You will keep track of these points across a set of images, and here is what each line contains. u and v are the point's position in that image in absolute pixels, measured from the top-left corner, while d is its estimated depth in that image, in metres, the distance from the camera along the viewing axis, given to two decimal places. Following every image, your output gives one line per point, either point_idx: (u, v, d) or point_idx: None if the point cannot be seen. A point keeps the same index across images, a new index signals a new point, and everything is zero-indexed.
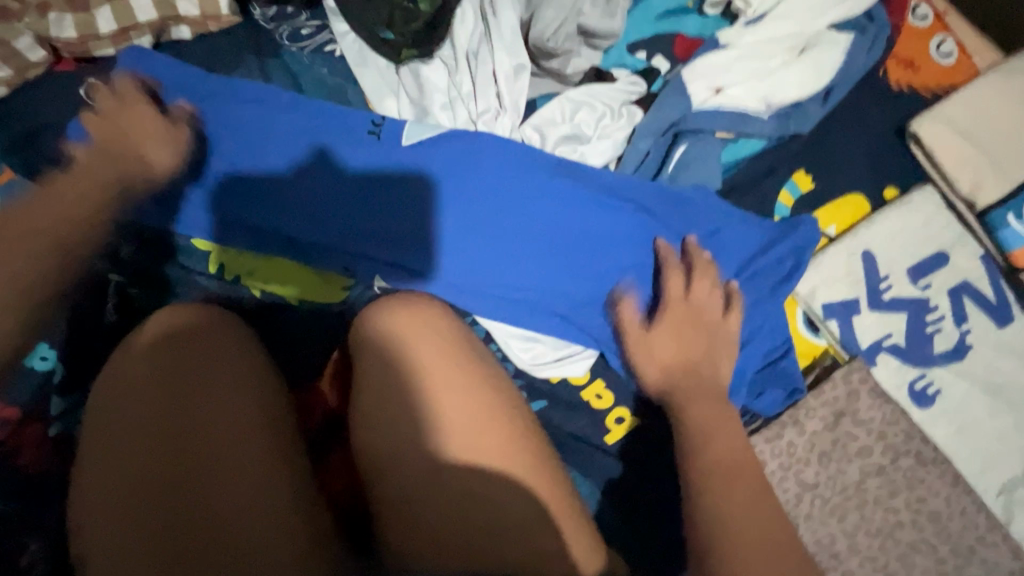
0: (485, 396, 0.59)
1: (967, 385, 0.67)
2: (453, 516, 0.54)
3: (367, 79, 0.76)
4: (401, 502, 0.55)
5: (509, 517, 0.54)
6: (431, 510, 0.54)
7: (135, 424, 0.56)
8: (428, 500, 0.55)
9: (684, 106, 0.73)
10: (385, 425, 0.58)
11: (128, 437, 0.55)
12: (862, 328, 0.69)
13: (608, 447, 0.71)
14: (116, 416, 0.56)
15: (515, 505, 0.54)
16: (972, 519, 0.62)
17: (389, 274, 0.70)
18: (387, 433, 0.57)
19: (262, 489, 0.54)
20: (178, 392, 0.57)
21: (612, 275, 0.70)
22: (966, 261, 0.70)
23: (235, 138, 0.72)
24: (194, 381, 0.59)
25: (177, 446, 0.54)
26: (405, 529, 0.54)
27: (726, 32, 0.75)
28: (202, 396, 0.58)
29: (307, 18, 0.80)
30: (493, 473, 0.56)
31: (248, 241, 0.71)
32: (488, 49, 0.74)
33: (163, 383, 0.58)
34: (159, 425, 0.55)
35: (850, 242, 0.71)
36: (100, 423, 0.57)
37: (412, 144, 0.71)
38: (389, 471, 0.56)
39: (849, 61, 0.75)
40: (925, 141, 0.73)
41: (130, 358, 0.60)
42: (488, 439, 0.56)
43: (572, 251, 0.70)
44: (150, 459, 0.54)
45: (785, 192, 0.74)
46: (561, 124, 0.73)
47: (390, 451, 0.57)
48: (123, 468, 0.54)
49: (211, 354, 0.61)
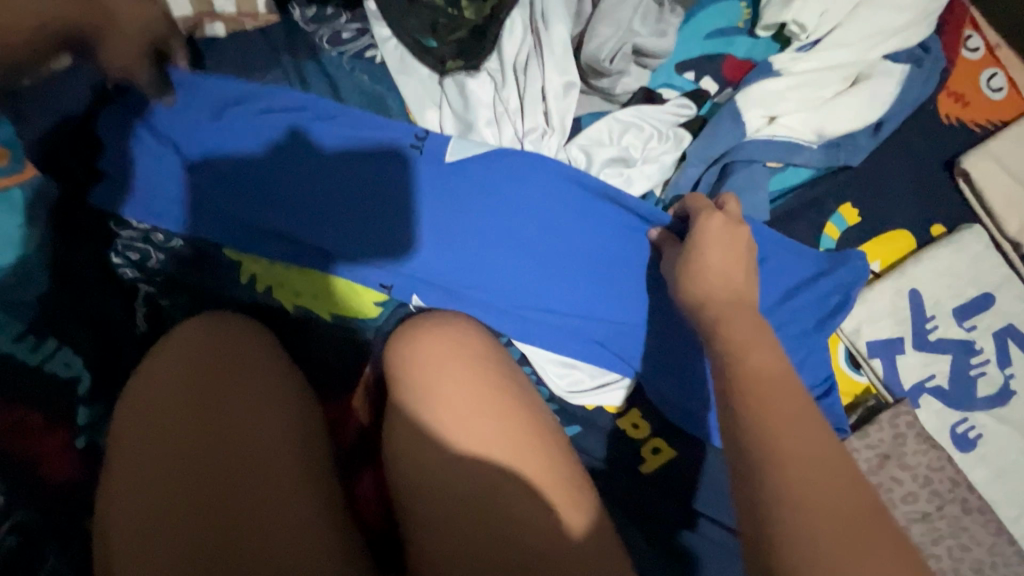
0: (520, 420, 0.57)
1: (1010, 431, 0.66)
2: (492, 544, 0.51)
3: (409, 88, 0.73)
4: (437, 524, 0.53)
5: (550, 548, 0.51)
6: (469, 532, 0.52)
7: (160, 435, 0.53)
8: (464, 523, 0.52)
9: (735, 134, 0.71)
10: (422, 447, 0.55)
11: (151, 448, 0.52)
12: (906, 368, 0.68)
13: (644, 477, 0.70)
14: (149, 422, 0.54)
15: (555, 537, 0.51)
16: (1014, 568, 0.61)
17: (427, 293, 0.69)
18: (424, 457, 0.55)
19: (294, 506, 0.52)
20: (204, 401, 0.55)
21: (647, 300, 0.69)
22: (1014, 303, 0.70)
23: (260, 137, 0.70)
24: (221, 390, 0.57)
25: (214, 457, 0.52)
26: (447, 556, 0.52)
27: (779, 57, 0.73)
28: (230, 407, 0.56)
29: (346, 21, 0.77)
30: (533, 502, 0.53)
31: (287, 252, 0.69)
32: (537, 65, 0.72)
33: (188, 392, 0.56)
34: (196, 433, 0.53)
35: (898, 279, 0.70)
36: (121, 433, 0.54)
37: (458, 159, 0.69)
38: (428, 494, 0.54)
39: (904, 93, 0.73)
40: (975, 180, 0.73)
41: (153, 364, 0.58)
42: (528, 461, 0.54)
43: (605, 275, 0.69)
44: (186, 469, 0.51)
45: (831, 225, 0.73)
46: (608, 147, 0.71)
47: (430, 475, 0.54)
48: (157, 476, 0.51)
49: (238, 362, 0.59)
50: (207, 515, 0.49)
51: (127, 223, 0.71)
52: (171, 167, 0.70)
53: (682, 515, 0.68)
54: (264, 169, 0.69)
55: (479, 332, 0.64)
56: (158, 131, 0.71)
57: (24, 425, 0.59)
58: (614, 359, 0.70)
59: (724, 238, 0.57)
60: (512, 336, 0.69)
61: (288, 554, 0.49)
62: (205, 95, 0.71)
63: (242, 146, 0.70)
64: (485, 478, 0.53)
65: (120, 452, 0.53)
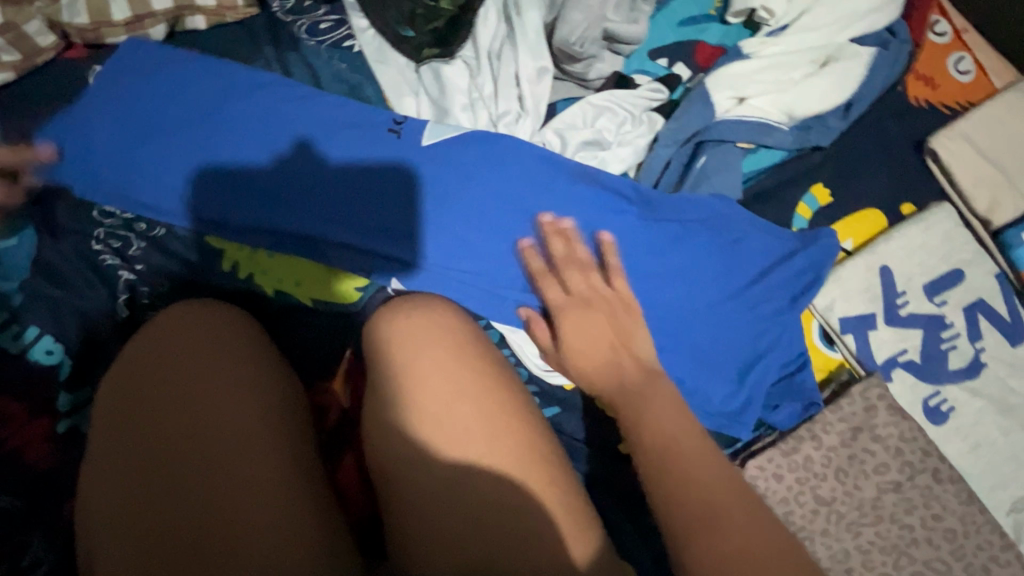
0: (494, 400, 0.56)
1: (981, 403, 0.67)
2: (466, 524, 0.51)
3: (388, 77, 0.75)
4: (418, 504, 0.53)
5: (519, 526, 0.51)
6: (447, 513, 0.52)
7: (133, 432, 0.53)
8: (436, 505, 0.52)
9: (707, 116, 0.73)
10: (394, 430, 0.55)
11: (125, 439, 0.53)
12: (879, 343, 0.69)
13: (620, 455, 0.70)
14: (123, 414, 0.54)
15: (525, 513, 0.52)
16: (987, 536, 0.61)
17: (406, 277, 0.69)
18: (397, 439, 0.55)
19: (268, 497, 0.50)
20: (173, 397, 0.54)
21: (642, 282, 0.67)
22: (984, 279, 0.71)
23: (257, 122, 0.72)
24: (190, 383, 0.55)
25: (182, 445, 0.52)
26: (423, 536, 0.51)
27: (748, 42, 0.75)
28: (199, 399, 0.54)
29: (325, 13, 0.78)
30: (503, 482, 0.53)
31: (266, 240, 0.70)
32: (513, 51, 0.73)
33: (160, 378, 0.56)
34: (166, 421, 0.53)
35: (869, 256, 0.71)
36: (100, 430, 0.55)
37: (434, 143, 0.70)
38: (403, 475, 0.54)
39: (872, 74, 0.75)
40: (943, 160, 0.74)
41: (127, 361, 0.58)
42: (504, 444, 0.54)
43: None
44: (156, 459, 0.51)
45: (803, 205, 0.74)
46: (583, 130, 0.72)
47: (404, 456, 0.54)
48: (131, 467, 0.51)
49: (207, 354, 0.58)
50: (179, 502, 0.49)
51: (109, 212, 0.71)
52: (151, 157, 0.71)
53: None
54: (241, 160, 0.70)
55: (458, 318, 0.62)
56: (137, 120, 0.72)
57: (5, 415, 0.60)
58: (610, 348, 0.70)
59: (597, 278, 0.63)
60: (491, 319, 0.69)
61: (262, 546, 0.48)
62: (197, 85, 0.73)
63: (222, 137, 0.71)
64: (462, 458, 0.53)
65: (100, 450, 0.53)
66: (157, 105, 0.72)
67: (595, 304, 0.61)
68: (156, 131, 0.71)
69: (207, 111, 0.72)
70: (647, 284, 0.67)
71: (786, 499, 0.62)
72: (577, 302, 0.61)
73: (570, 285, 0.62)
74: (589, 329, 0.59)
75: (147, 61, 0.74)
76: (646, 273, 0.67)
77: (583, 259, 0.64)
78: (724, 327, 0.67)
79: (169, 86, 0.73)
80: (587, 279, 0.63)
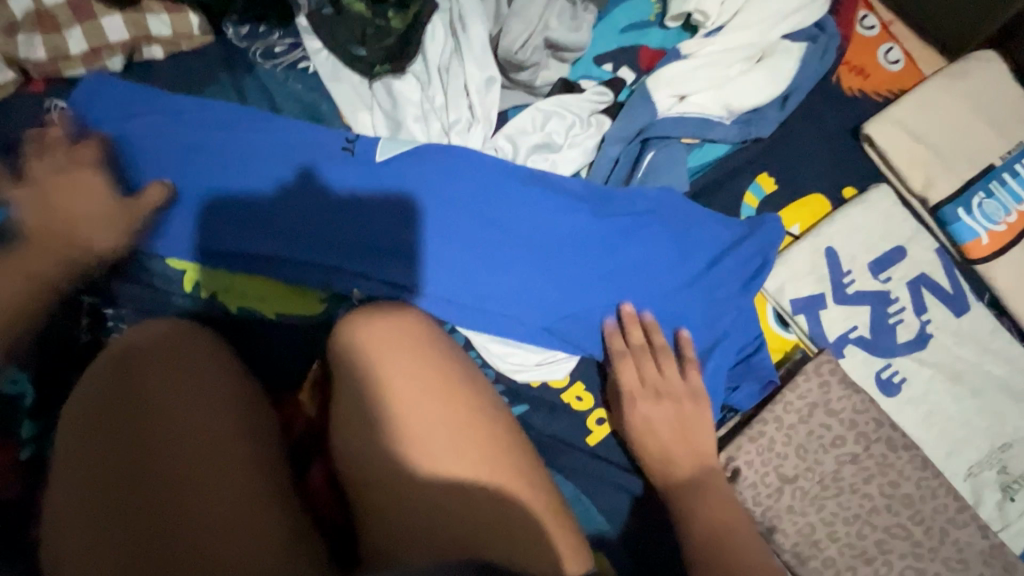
0: (459, 398, 0.57)
1: (930, 372, 0.69)
2: (431, 524, 0.51)
3: (342, 95, 0.77)
4: (388, 509, 0.53)
5: (484, 520, 0.52)
6: (421, 518, 0.52)
7: (97, 463, 0.52)
8: (403, 506, 0.52)
9: (650, 114, 0.76)
10: (360, 434, 0.55)
11: (93, 452, 0.53)
12: (829, 321, 0.71)
13: (590, 448, 0.71)
14: (91, 427, 0.54)
15: (490, 508, 0.52)
16: (944, 500, 0.63)
17: (368, 286, 0.70)
18: (363, 443, 0.55)
19: (240, 516, 0.50)
20: (143, 408, 0.55)
21: (600, 283, 0.70)
22: (925, 254, 0.74)
23: (214, 149, 0.74)
24: (157, 401, 0.55)
25: (152, 457, 0.52)
26: (391, 537, 0.52)
27: (687, 43, 0.78)
28: (171, 411, 0.55)
29: (279, 36, 0.80)
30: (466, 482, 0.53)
31: (229, 262, 0.71)
32: (460, 62, 0.76)
33: (128, 391, 0.56)
34: (136, 430, 0.53)
35: (814, 239, 0.73)
36: (65, 454, 0.54)
37: (387, 158, 0.73)
38: (371, 478, 0.54)
39: (803, 68, 0.79)
40: (880, 145, 0.77)
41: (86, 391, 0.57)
42: (474, 446, 0.55)
43: (555, 258, 0.70)
44: (128, 472, 0.51)
45: (749, 194, 0.77)
46: (533, 134, 0.75)
47: (370, 459, 0.54)
48: (100, 480, 0.51)
49: (172, 378, 0.57)
50: (150, 514, 0.49)
51: None
52: (113, 188, 0.72)
53: (626, 484, 0.69)
54: (204, 185, 0.72)
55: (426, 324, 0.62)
56: (99, 151, 0.73)
57: None
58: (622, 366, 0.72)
59: (670, 369, 0.66)
60: (456, 323, 0.70)
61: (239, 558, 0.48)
62: (155, 117, 0.75)
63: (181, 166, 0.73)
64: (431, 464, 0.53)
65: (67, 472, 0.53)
66: (119, 139, 0.74)
67: (665, 397, 0.65)
68: (120, 163, 0.73)
69: (165, 148, 0.74)
70: (605, 286, 0.70)
71: (753, 478, 0.63)
72: (648, 390, 0.65)
73: (644, 373, 0.66)
74: (655, 420, 0.64)
75: (102, 94, 0.75)
76: (598, 267, 0.70)
77: (659, 349, 0.67)
78: (680, 317, 0.70)
79: (130, 117, 0.75)
80: (666, 371, 0.66)
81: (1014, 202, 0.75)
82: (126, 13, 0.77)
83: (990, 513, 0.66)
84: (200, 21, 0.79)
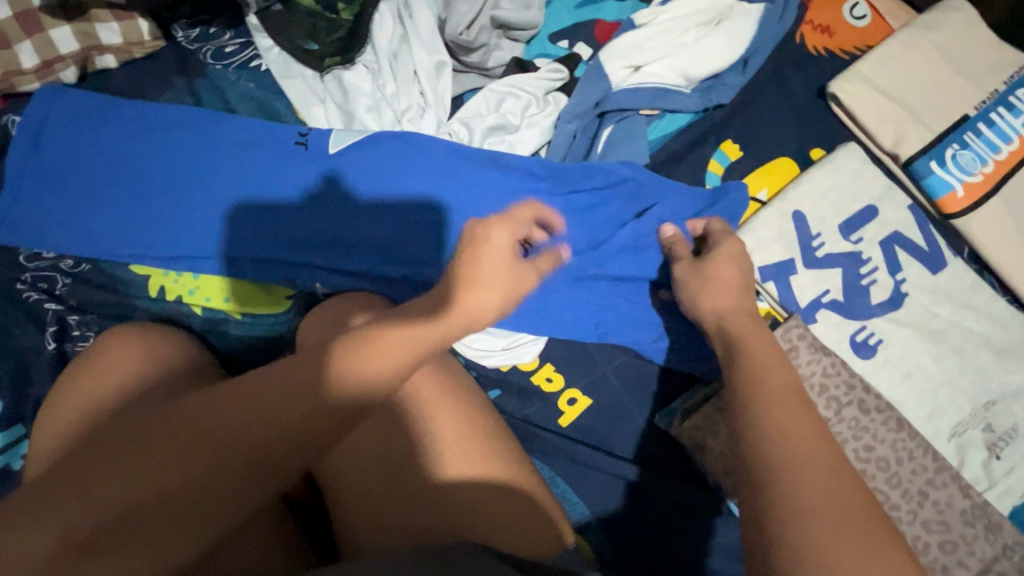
0: (448, 397, 0.54)
1: (906, 332, 0.68)
2: (433, 514, 0.49)
3: (294, 89, 0.76)
4: (359, 484, 0.50)
5: (473, 499, 0.49)
6: (365, 465, 0.51)
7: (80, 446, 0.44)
8: (397, 504, 0.49)
9: (605, 87, 0.75)
10: (353, 443, 0.51)
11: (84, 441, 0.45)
12: (801, 286, 0.69)
13: (563, 431, 0.68)
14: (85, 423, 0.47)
15: (476, 492, 0.50)
16: (922, 462, 0.62)
17: (330, 280, 0.68)
18: (354, 449, 0.51)
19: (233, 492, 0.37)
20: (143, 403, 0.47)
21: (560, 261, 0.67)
22: (897, 212, 0.72)
23: (167, 151, 0.73)
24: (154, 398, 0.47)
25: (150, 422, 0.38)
26: (391, 541, 0.49)
27: (641, 13, 0.78)
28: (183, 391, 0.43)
29: (230, 37, 0.81)
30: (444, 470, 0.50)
31: (187, 268, 0.70)
32: (409, 49, 0.77)
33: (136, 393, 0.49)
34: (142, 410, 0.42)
35: (781, 204, 0.71)
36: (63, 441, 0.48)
37: (339, 150, 0.71)
38: (361, 482, 0.50)
39: (762, 30, 0.77)
40: (844, 103, 0.75)
41: (302, 412, 0.38)
42: (427, 382, 0.53)
43: None
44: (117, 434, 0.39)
45: (714, 162, 0.75)
46: (488, 116, 0.74)
47: (358, 466, 0.51)
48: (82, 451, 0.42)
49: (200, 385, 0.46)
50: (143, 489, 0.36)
51: (36, 255, 0.72)
52: (70, 198, 0.72)
53: (604, 466, 0.66)
54: (159, 187, 0.71)
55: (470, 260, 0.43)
56: (55, 160, 0.73)
57: None
58: (611, 345, 0.71)
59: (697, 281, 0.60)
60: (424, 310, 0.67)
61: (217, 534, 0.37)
62: (113, 123, 0.74)
63: (137, 171, 0.72)
64: None
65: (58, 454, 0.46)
66: (74, 146, 0.73)
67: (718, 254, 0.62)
68: (76, 173, 0.73)
69: (122, 154, 0.73)
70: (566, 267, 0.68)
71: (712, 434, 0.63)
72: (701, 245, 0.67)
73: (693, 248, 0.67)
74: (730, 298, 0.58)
75: (56, 107, 0.75)
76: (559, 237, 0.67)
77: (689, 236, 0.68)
78: (636, 295, 0.70)
79: (81, 123, 0.74)
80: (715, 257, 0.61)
81: (991, 152, 0.72)
82: (74, 24, 0.77)
83: (975, 474, 0.64)
84: (150, 26, 0.79)
